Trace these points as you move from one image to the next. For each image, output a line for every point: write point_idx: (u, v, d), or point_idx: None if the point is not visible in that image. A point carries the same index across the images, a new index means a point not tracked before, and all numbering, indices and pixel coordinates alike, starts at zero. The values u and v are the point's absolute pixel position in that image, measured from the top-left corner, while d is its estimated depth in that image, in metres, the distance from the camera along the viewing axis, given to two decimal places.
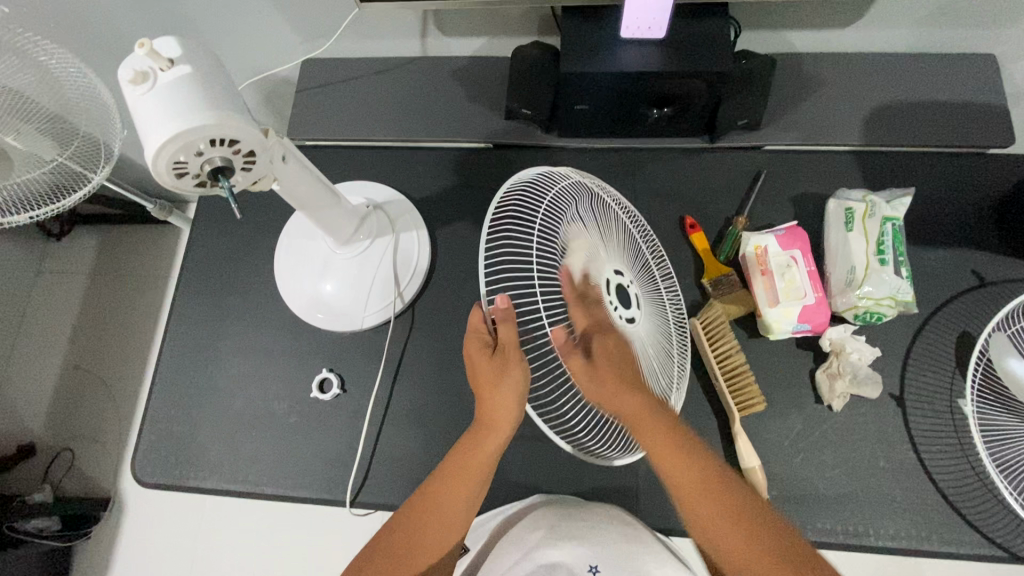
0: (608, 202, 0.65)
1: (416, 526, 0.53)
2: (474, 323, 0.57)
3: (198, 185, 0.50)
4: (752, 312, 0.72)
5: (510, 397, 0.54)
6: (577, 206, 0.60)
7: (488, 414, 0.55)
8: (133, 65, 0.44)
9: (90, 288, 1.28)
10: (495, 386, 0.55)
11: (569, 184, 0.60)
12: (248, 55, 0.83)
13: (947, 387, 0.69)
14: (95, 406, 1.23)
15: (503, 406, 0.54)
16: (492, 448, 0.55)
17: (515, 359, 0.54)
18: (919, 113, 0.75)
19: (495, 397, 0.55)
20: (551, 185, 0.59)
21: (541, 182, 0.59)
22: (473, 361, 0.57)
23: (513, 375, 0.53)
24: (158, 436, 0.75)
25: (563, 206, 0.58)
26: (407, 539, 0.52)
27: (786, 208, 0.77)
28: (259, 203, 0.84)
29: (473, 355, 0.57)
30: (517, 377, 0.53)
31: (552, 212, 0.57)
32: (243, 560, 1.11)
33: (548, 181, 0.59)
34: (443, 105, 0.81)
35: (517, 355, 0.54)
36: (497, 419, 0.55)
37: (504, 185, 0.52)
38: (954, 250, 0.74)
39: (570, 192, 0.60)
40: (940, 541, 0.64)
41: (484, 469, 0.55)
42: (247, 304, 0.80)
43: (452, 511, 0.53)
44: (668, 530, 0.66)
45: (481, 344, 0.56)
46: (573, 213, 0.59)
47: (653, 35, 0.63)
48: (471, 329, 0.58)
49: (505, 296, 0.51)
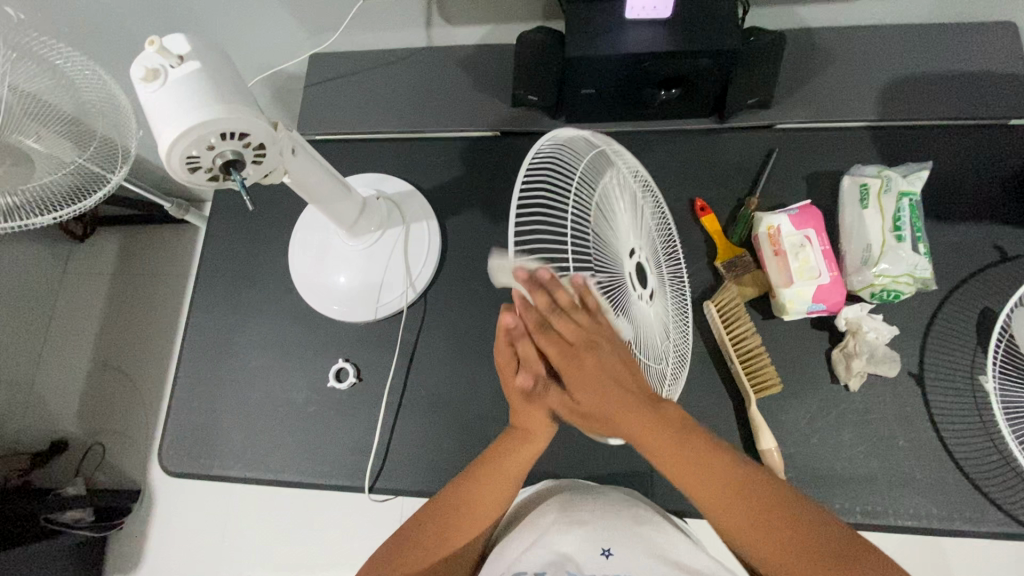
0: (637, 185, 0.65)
1: (445, 522, 0.54)
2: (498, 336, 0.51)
3: (211, 179, 0.51)
4: (766, 293, 0.72)
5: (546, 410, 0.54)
6: (604, 183, 0.58)
7: (524, 421, 0.56)
8: (145, 63, 0.45)
9: (113, 287, 1.32)
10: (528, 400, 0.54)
11: (589, 162, 0.58)
12: (258, 50, 0.84)
13: (968, 364, 0.68)
14: (124, 402, 1.26)
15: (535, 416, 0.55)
16: (526, 457, 0.57)
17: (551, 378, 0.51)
18: (934, 84, 0.74)
19: (530, 406, 0.54)
20: (578, 158, 0.57)
21: (568, 154, 0.57)
22: (502, 371, 0.54)
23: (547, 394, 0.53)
24: (183, 427, 0.77)
25: (592, 181, 0.56)
26: (440, 530, 0.54)
27: (799, 187, 0.76)
28: (271, 198, 0.86)
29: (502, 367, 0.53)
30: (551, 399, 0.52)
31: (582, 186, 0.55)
32: (268, 547, 1.14)
33: (575, 153, 0.57)
34: (451, 94, 0.82)
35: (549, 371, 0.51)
36: (534, 425, 0.56)
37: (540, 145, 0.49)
38: (973, 224, 0.72)
39: (597, 168, 0.58)
40: (961, 519, 0.63)
41: (517, 474, 0.56)
42: (264, 296, 0.82)
43: (472, 524, 0.55)
44: (682, 512, 0.67)
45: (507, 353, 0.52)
46: (600, 188, 0.57)
47: (659, 14, 0.63)
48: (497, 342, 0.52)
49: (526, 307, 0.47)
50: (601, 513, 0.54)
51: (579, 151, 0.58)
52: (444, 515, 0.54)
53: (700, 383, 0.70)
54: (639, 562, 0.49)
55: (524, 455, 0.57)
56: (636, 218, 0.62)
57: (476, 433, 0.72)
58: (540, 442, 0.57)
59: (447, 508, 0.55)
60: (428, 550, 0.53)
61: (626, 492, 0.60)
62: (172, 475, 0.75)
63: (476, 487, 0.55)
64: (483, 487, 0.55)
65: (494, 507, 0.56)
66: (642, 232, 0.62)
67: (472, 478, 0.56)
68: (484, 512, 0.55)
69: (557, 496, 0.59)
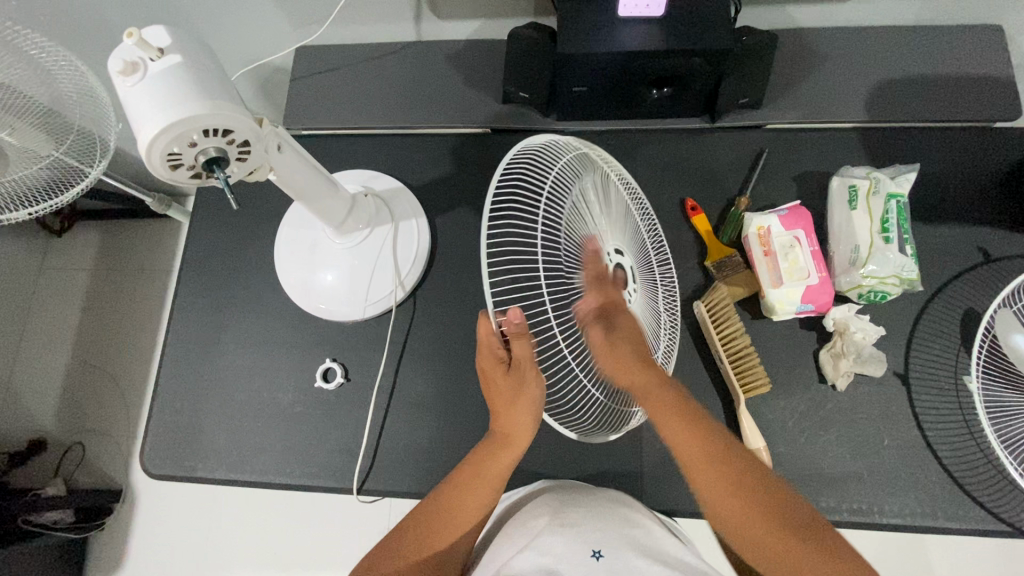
0: (617, 185, 0.66)
1: (424, 533, 0.54)
2: (483, 338, 0.55)
3: (193, 177, 0.49)
4: (755, 293, 0.72)
5: (527, 409, 0.57)
6: (578, 182, 0.58)
7: (504, 428, 0.58)
8: (123, 56, 0.43)
9: (91, 283, 1.28)
10: (512, 403, 0.57)
11: (564, 162, 0.58)
12: (242, 43, 0.82)
13: (952, 364, 0.69)
14: (105, 401, 1.24)
15: (522, 419, 0.57)
16: (508, 460, 0.58)
17: (532, 376, 0.54)
18: (923, 86, 0.74)
19: (514, 409, 0.57)
20: (554, 157, 0.58)
21: (544, 155, 0.58)
22: (487, 374, 0.58)
23: (530, 392, 0.55)
24: (165, 428, 0.76)
25: (566, 181, 0.57)
26: (418, 545, 0.54)
27: (789, 188, 0.76)
28: (256, 194, 0.84)
29: (488, 368, 0.57)
30: (535, 393, 0.56)
31: (556, 188, 0.55)
32: (253, 549, 1.12)
33: (549, 154, 0.58)
34: (441, 89, 0.80)
35: (531, 372, 0.54)
36: (514, 428, 0.58)
37: (515, 146, 0.50)
38: (959, 226, 0.73)
39: (572, 167, 0.59)
40: (944, 517, 0.64)
41: (498, 478, 0.57)
42: (249, 294, 0.80)
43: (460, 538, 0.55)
44: (672, 511, 0.67)
45: (494, 360, 0.55)
46: (575, 188, 0.57)
47: (652, 13, 0.62)
48: (481, 341, 0.56)
49: (519, 309, 0.49)
50: (591, 516, 0.54)
51: (554, 151, 0.59)
52: (425, 532, 0.55)
53: (691, 383, 0.70)
54: (630, 563, 0.49)
55: (501, 462, 0.58)
56: (607, 214, 0.61)
57: (466, 433, 0.71)
58: (521, 448, 0.59)
59: (426, 519, 0.55)
60: (429, 523, 0.55)
61: (616, 490, 0.61)
62: (155, 478, 0.74)
63: (461, 495, 0.56)
64: (463, 495, 0.56)
65: (475, 516, 0.56)
66: (618, 231, 0.62)
67: (453, 486, 0.57)
68: (492, 477, 0.57)
69: (546, 500, 0.59)
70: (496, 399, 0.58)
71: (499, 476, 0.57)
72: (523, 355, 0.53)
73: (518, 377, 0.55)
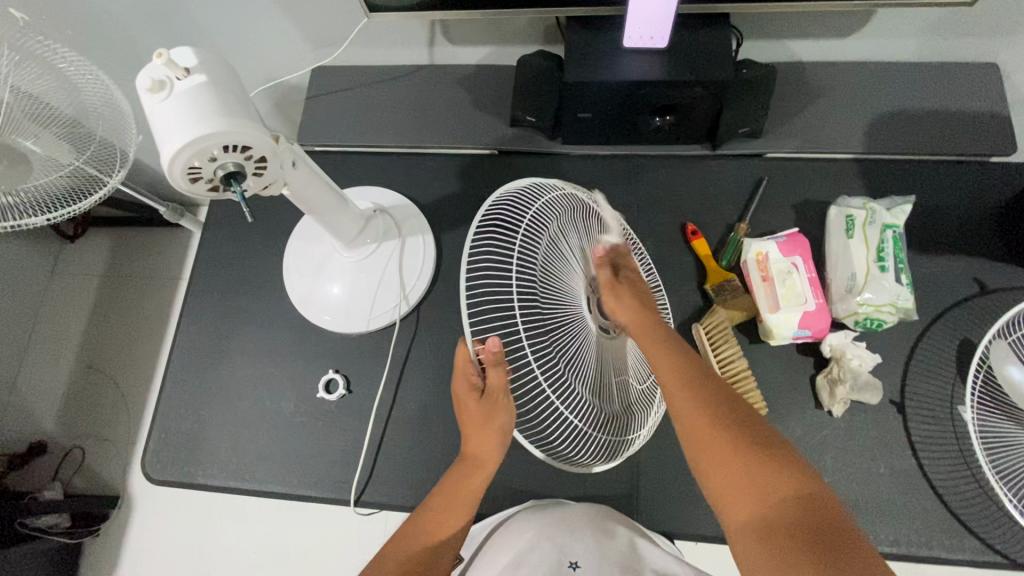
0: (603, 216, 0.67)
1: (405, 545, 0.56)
2: (460, 360, 0.57)
3: (210, 190, 0.51)
4: (753, 317, 0.73)
5: (494, 437, 0.58)
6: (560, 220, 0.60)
7: (473, 450, 0.59)
8: (150, 74, 0.45)
9: (100, 289, 1.31)
10: (482, 426, 0.57)
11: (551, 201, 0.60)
12: (260, 61, 0.84)
13: (947, 394, 0.69)
14: (108, 405, 1.25)
15: (486, 445, 0.58)
16: (480, 481, 0.59)
17: (504, 403, 0.56)
18: (919, 121, 0.76)
19: (482, 432, 0.57)
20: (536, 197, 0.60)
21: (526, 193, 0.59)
22: (460, 399, 0.58)
23: (500, 420, 0.57)
24: (168, 435, 0.77)
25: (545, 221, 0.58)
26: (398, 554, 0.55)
27: (787, 216, 0.78)
28: (268, 207, 0.86)
29: (459, 393, 0.58)
30: (503, 421, 0.57)
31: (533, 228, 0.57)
32: (250, 559, 1.12)
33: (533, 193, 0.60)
34: (450, 111, 0.83)
35: (506, 399, 0.56)
36: (483, 450, 0.58)
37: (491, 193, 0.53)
38: (955, 257, 0.75)
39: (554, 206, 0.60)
40: (939, 547, 0.64)
41: (472, 497, 0.58)
42: (257, 304, 0.82)
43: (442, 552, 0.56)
44: (666, 532, 0.67)
45: (469, 387, 0.57)
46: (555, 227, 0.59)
47: (655, 45, 0.64)
48: (458, 365, 0.57)
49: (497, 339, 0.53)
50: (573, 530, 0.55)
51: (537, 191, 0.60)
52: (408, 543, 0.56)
53: None
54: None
55: (475, 482, 0.59)
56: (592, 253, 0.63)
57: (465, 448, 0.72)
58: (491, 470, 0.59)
59: (409, 532, 0.56)
60: (411, 537, 0.56)
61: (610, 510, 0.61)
62: (155, 483, 0.75)
63: (441, 510, 0.57)
64: (446, 510, 0.57)
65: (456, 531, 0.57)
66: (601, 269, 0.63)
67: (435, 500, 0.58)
68: (468, 494, 0.58)
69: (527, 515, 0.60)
70: (466, 421, 0.58)
71: (473, 494, 0.58)
72: (497, 385, 0.55)
73: (489, 403, 0.56)
